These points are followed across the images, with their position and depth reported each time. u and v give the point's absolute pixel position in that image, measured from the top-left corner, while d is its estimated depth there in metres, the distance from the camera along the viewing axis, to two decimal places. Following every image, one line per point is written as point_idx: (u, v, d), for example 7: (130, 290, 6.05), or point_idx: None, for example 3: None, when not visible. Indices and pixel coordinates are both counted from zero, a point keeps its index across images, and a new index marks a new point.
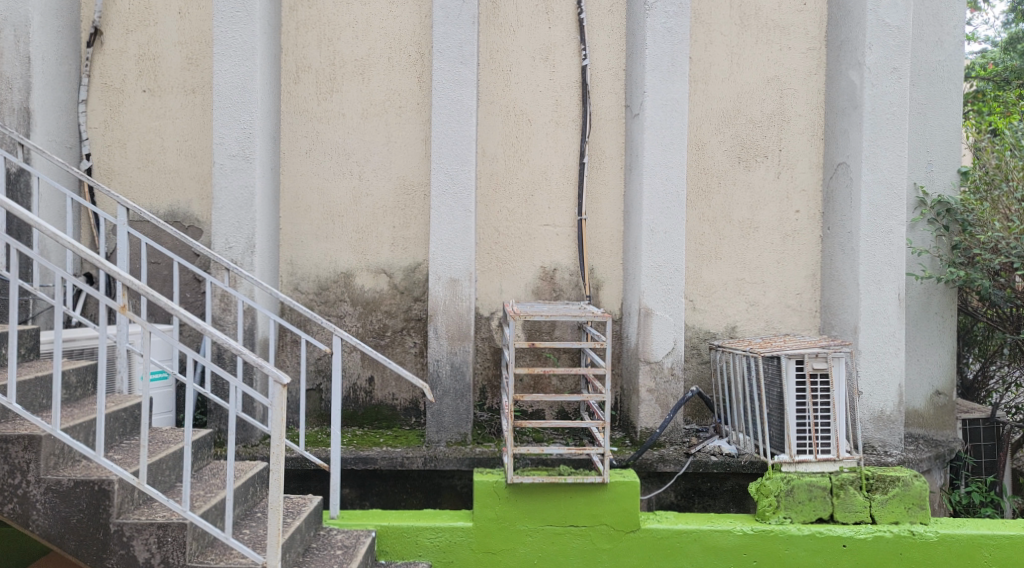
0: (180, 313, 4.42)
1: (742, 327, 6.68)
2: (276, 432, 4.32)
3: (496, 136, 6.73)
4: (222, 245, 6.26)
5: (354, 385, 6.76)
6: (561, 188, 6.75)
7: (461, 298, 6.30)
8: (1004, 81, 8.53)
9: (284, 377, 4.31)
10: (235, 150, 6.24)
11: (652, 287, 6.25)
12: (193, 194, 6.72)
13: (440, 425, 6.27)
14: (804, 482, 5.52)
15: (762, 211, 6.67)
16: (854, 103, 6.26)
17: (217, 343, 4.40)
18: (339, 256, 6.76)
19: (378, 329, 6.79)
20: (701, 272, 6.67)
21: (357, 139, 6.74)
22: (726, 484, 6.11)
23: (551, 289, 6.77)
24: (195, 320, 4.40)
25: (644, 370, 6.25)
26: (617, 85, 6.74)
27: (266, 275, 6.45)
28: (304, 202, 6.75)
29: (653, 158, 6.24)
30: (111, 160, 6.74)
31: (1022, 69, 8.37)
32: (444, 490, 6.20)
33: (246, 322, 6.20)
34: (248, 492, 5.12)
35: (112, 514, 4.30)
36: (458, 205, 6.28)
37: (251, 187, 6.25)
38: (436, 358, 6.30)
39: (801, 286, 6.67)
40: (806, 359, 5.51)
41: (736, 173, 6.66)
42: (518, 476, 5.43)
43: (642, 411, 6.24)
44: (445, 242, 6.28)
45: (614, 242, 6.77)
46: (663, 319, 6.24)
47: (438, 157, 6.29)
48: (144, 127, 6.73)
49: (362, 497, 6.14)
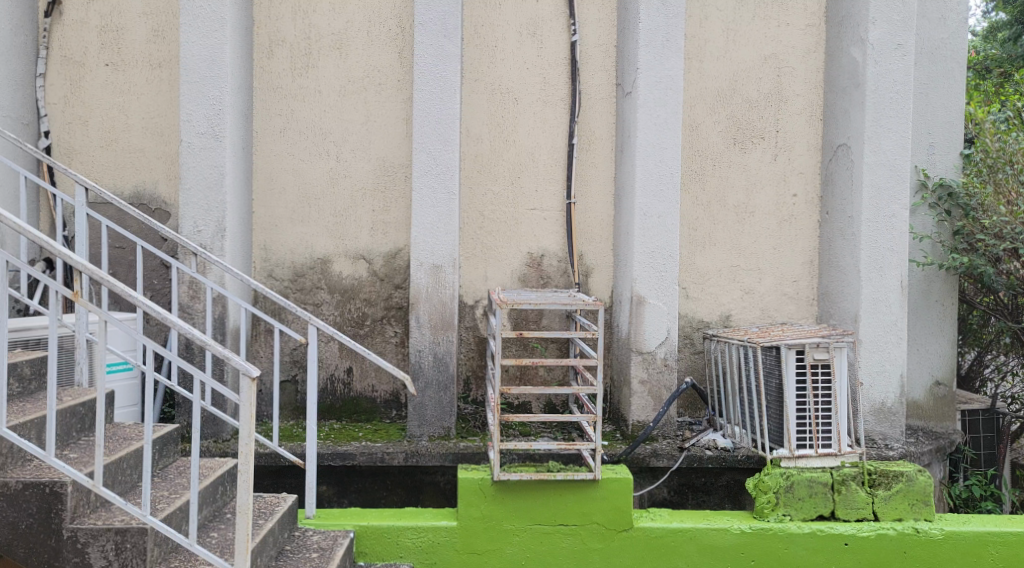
0: (140, 302, 4.05)
1: (737, 316, 6.45)
2: (245, 430, 3.97)
3: (481, 116, 6.41)
4: (191, 229, 5.90)
5: (331, 377, 6.44)
6: (549, 170, 6.45)
7: (444, 285, 5.97)
8: (985, 70, 8.27)
9: (254, 370, 3.95)
10: (204, 128, 5.88)
11: (644, 275, 5.95)
12: (159, 174, 6.35)
13: (422, 419, 5.96)
14: (804, 478, 5.25)
15: (758, 195, 6.42)
16: (856, 81, 5.98)
17: (181, 333, 4.04)
18: (316, 241, 6.43)
19: (357, 318, 6.47)
20: (694, 258, 6.43)
21: (334, 119, 6.40)
22: (721, 480, 5.83)
23: (537, 277, 6.48)
24: (158, 309, 4.05)
25: (635, 361, 5.96)
26: (607, 62, 6.44)
27: (238, 262, 6.11)
28: (279, 184, 6.41)
29: (646, 138, 5.94)
30: (71, 138, 6.36)
31: (1002, 58, 8.10)
32: (426, 487, 5.88)
33: (216, 311, 5.85)
34: (217, 492, 4.81)
35: (64, 519, 3.95)
36: (441, 187, 5.96)
37: (222, 168, 5.89)
38: (417, 349, 5.99)
39: (798, 274, 6.44)
40: (806, 350, 5.25)
41: (730, 156, 6.40)
42: (504, 473, 5.15)
43: (634, 404, 5.95)
44: (427, 226, 5.96)
45: (604, 227, 6.48)
46: (656, 308, 5.95)
47: (419, 136, 5.96)
48: (107, 104, 6.36)
49: (340, 494, 5.83)
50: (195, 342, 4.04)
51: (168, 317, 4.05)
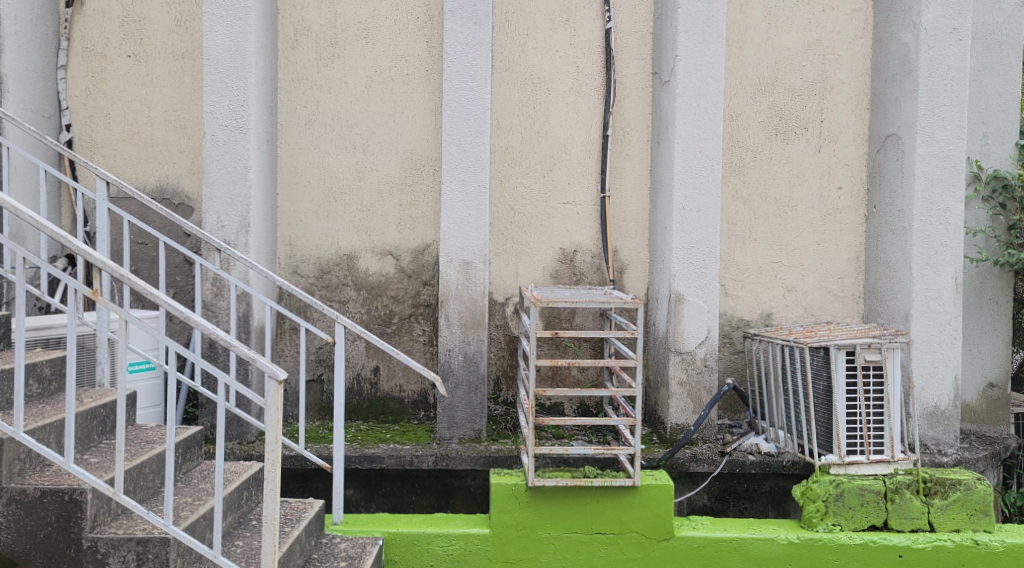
0: (161, 300, 3.85)
1: (778, 314, 6.20)
2: (272, 436, 3.75)
3: (512, 106, 6.19)
4: (214, 224, 5.71)
5: (358, 376, 6.24)
6: (582, 163, 6.21)
7: (475, 283, 5.75)
8: None
9: (282, 373, 3.73)
10: (227, 120, 5.69)
11: (683, 272, 5.70)
12: (182, 168, 6.18)
13: (452, 421, 5.74)
14: (855, 486, 4.99)
15: (801, 188, 6.17)
16: (907, 68, 5.70)
17: (204, 333, 3.84)
18: (342, 237, 6.23)
19: (384, 316, 6.27)
20: (734, 254, 6.19)
21: (361, 110, 6.20)
22: (764, 486, 5.60)
23: (570, 273, 6.25)
24: (180, 308, 3.85)
25: (674, 362, 5.71)
26: (643, 51, 6.19)
27: (262, 258, 5.92)
28: (304, 177, 6.21)
29: (686, 129, 5.68)
30: (93, 132, 6.20)
31: None
32: (457, 492, 5.69)
33: (239, 309, 5.65)
34: (242, 498, 4.62)
35: (84, 528, 3.77)
36: (471, 180, 5.74)
37: (246, 161, 5.70)
38: (447, 349, 5.75)
39: (842, 270, 6.19)
40: (857, 350, 5.02)
41: (772, 147, 6.15)
42: (539, 479, 4.93)
43: (672, 406, 5.70)
44: (457, 221, 5.73)
45: (640, 221, 6.24)
46: (696, 306, 5.69)
47: (449, 128, 5.74)
48: (129, 96, 6.19)
49: (368, 499, 5.65)
50: (218, 343, 3.83)
51: (190, 315, 3.85)
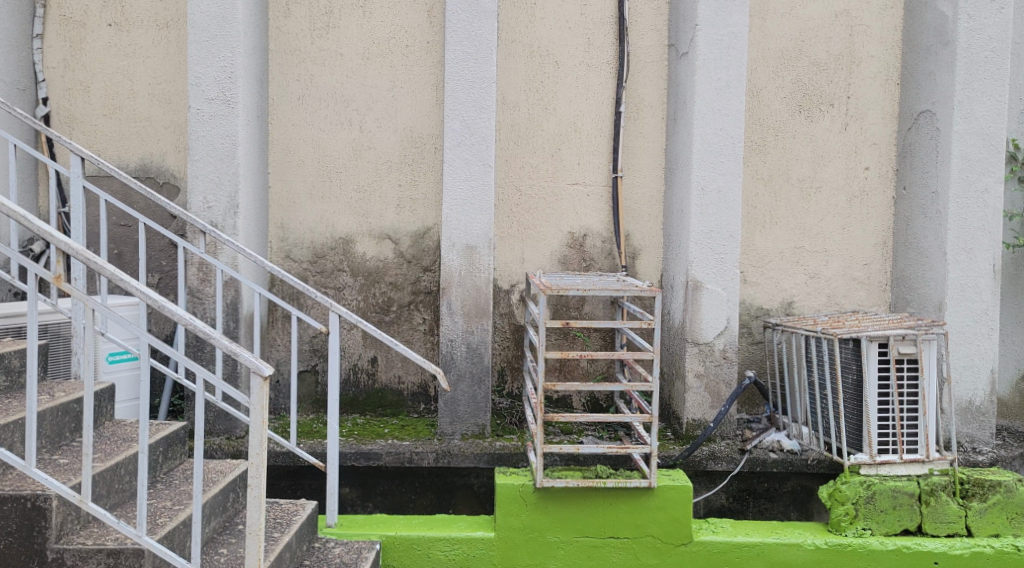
0: (132, 286, 3.45)
1: (800, 303, 5.87)
2: (254, 439, 3.36)
3: (518, 81, 5.81)
4: (200, 204, 5.34)
5: (354, 367, 5.89)
6: (593, 141, 5.85)
7: (479, 269, 5.38)
8: None
9: (267, 368, 3.33)
10: (214, 93, 5.30)
11: (701, 257, 5.34)
12: (167, 145, 5.81)
13: (454, 416, 5.39)
14: (887, 488, 4.67)
15: (825, 168, 5.83)
16: (944, 39, 5.33)
17: (180, 323, 3.45)
18: (337, 219, 5.87)
19: (382, 303, 5.91)
20: (754, 238, 5.85)
21: (357, 84, 5.83)
22: (785, 486, 5.25)
23: (580, 259, 5.89)
24: (154, 295, 3.45)
25: (690, 353, 5.35)
26: (658, 21, 5.81)
27: (253, 242, 5.56)
28: (297, 156, 5.84)
29: (705, 104, 5.31)
30: (72, 106, 5.82)
31: None
32: (460, 490, 5.34)
33: (227, 296, 5.28)
34: (228, 500, 4.28)
35: (49, 539, 3.42)
36: (475, 158, 5.37)
37: (234, 137, 5.32)
38: (449, 338, 5.39)
39: (869, 256, 5.85)
40: (890, 342, 4.66)
41: (796, 125, 5.82)
42: (548, 479, 4.59)
43: (688, 400, 5.35)
44: (460, 202, 5.37)
45: (653, 204, 5.88)
46: (715, 294, 5.33)
47: (452, 102, 5.37)
48: (110, 68, 5.81)
49: (364, 498, 5.31)
50: (196, 333, 3.44)
51: (165, 303, 3.45)
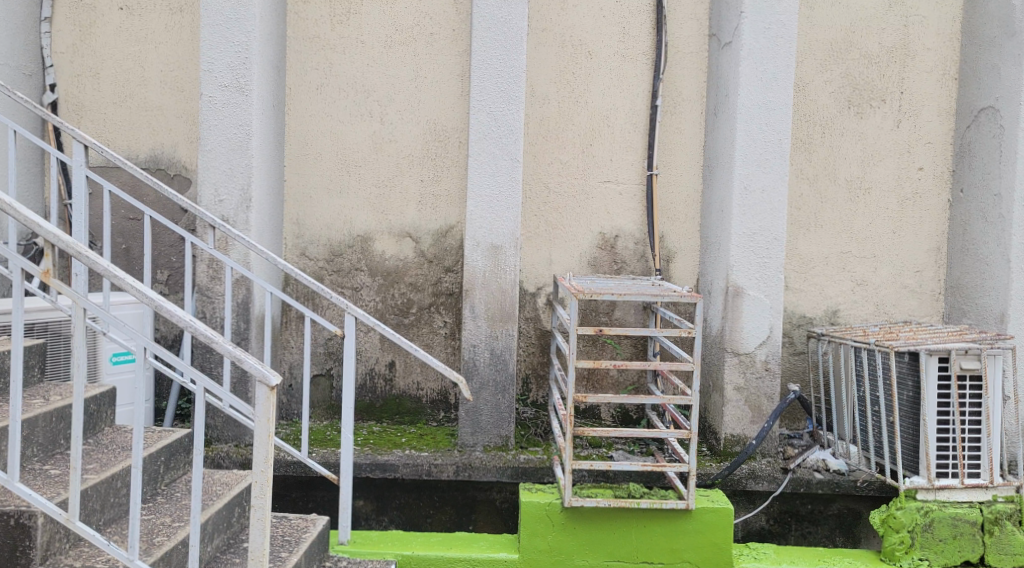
0: (127, 284, 3.09)
1: (845, 312, 5.51)
2: (260, 456, 3.04)
3: (548, 72, 5.48)
4: (211, 197, 5.02)
5: (371, 372, 5.58)
6: (627, 137, 5.51)
7: (504, 270, 5.05)
8: None
9: (275, 377, 3.01)
10: (228, 80, 4.98)
11: (743, 262, 4.98)
12: (179, 135, 5.52)
13: (475, 426, 5.05)
14: (947, 515, 4.35)
15: (875, 168, 5.47)
16: (1009, 30, 4.97)
17: (177, 324, 3.08)
18: (356, 216, 5.56)
19: (401, 306, 5.60)
20: (797, 242, 5.49)
21: (378, 73, 5.51)
22: (831, 508, 4.91)
23: (611, 261, 5.54)
24: (151, 294, 3.08)
25: (730, 364, 4.99)
26: (698, 9, 5.46)
27: (266, 238, 5.25)
28: (314, 149, 5.54)
29: (750, 97, 4.95)
30: (81, 93, 5.53)
31: None
32: (481, 506, 5.02)
33: (237, 296, 4.96)
34: (233, 515, 3.97)
35: (33, 560, 3.12)
36: (503, 153, 5.04)
37: (248, 127, 4.99)
38: (472, 344, 5.06)
39: (921, 263, 5.49)
40: (952, 357, 4.30)
41: (844, 122, 5.46)
42: (577, 498, 4.26)
43: (727, 414, 4.99)
44: (487, 198, 5.04)
45: (691, 204, 5.52)
46: (757, 301, 4.98)
47: (479, 92, 5.04)
48: (120, 53, 5.52)
49: (380, 512, 4.99)
50: (197, 337, 3.07)
51: (163, 304, 3.09)
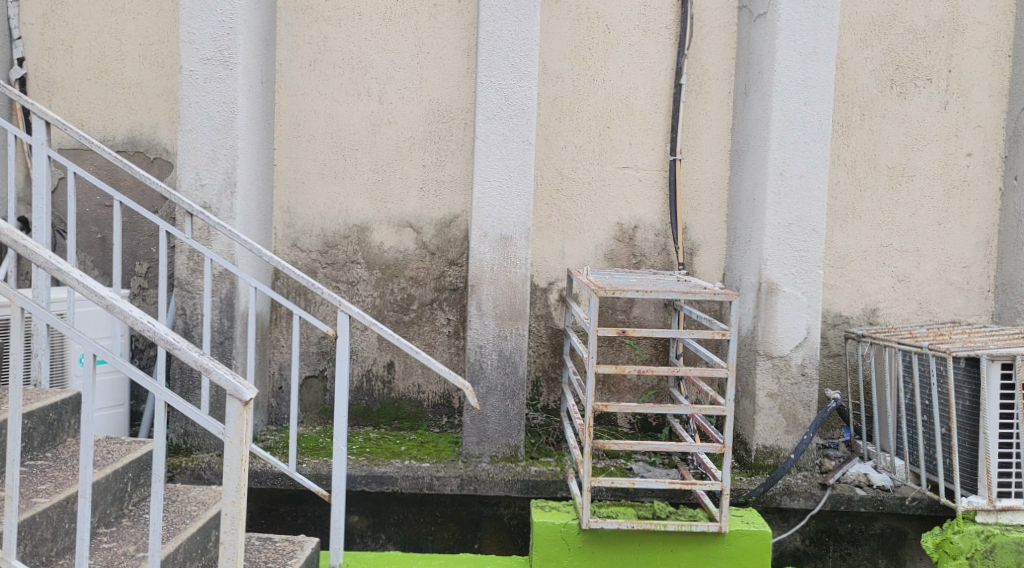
0: (72, 278, 2.62)
1: (886, 310, 5.04)
2: (231, 485, 2.57)
3: (562, 47, 5.00)
4: (192, 182, 4.56)
5: (368, 374, 5.12)
6: (649, 119, 5.04)
7: (514, 264, 4.59)
8: None
9: (250, 392, 2.53)
10: (210, 52, 4.51)
11: (778, 255, 4.52)
12: (159, 114, 5.05)
13: (482, 435, 4.60)
14: (1011, 541, 3.95)
15: (920, 154, 5.01)
16: None
17: (132, 327, 2.60)
18: (352, 203, 5.09)
19: (400, 302, 5.14)
20: (834, 234, 5.02)
21: (377, 48, 5.04)
22: (873, 527, 4.44)
23: (629, 254, 5.08)
24: (102, 292, 2.61)
25: (762, 368, 4.54)
26: None
27: (253, 228, 4.79)
28: (306, 131, 5.07)
29: (787, 74, 4.48)
30: (52, 68, 5.06)
31: None
32: (487, 523, 4.57)
33: (219, 291, 4.50)
34: (209, 540, 3.51)
35: None
36: (514, 134, 4.57)
37: (233, 105, 4.53)
38: (478, 344, 4.59)
39: (969, 258, 5.03)
40: (1017, 364, 3.85)
41: (887, 103, 4.98)
42: (597, 520, 3.81)
43: (759, 424, 4.54)
44: (496, 184, 4.58)
45: (717, 192, 5.06)
46: (793, 299, 4.52)
47: (487, 67, 4.57)
48: (96, 25, 5.05)
49: (376, 529, 4.54)
50: (157, 342, 2.60)
51: (116, 302, 2.61)
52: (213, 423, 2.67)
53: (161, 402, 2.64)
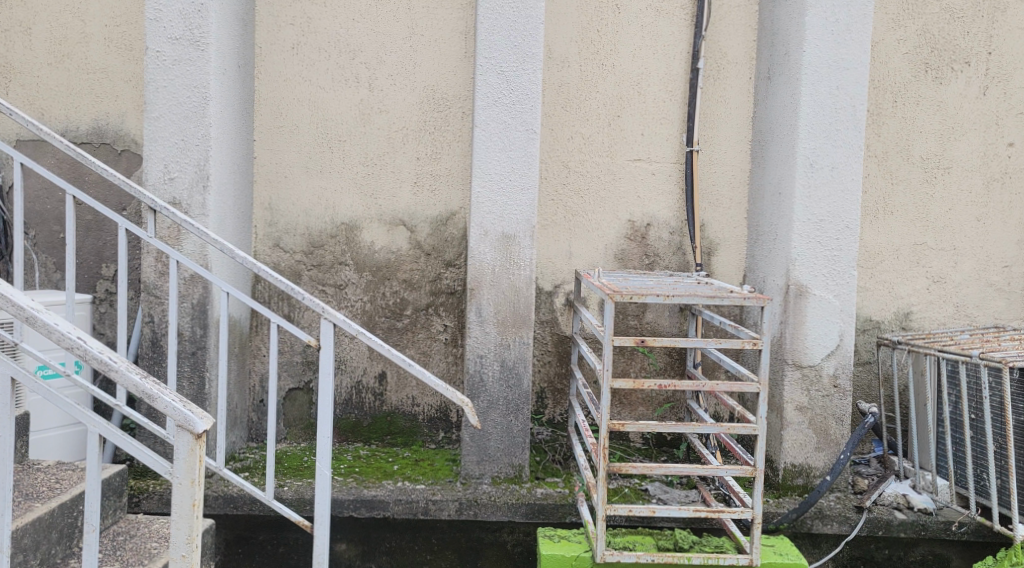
0: None
1: (920, 314, 4.63)
2: (181, 536, 2.49)
3: (568, 28, 4.58)
4: (160, 175, 4.14)
5: (358, 385, 4.69)
6: (662, 106, 4.62)
7: (518, 265, 4.17)
8: None
9: (203, 423, 2.45)
10: (180, 32, 4.08)
11: (807, 255, 4.12)
12: (127, 102, 4.62)
13: (482, 454, 4.18)
14: None
15: (957, 144, 4.60)
16: None
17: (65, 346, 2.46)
18: (339, 200, 4.67)
19: (393, 307, 4.71)
20: (864, 231, 4.61)
21: (366, 30, 4.62)
22: (913, 554, 4.04)
23: (641, 254, 4.66)
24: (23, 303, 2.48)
25: (790, 379, 4.13)
26: None
27: (230, 227, 4.36)
28: (288, 120, 4.65)
29: (818, 55, 4.07)
30: (10, 52, 4.63)
31: None
32: (488, 550, 4.14)
33: (191, 296, 4.07)
34: None
35: None
36: (516, 122, 4.15)
37: (206, 90, 4.10)
38: (478, 354, 4.17)
39: (1009, 257, 4.63)
40: None
41: (921, 89, 4.58)
42: (612, 552, 3.41)
43: (786, 440, 4.13)
44: (496, 178, 4.16)
45: (737, 187, 4.64)
46: (825, 303, 4.11)
47: (487, 48, 4.15)
48: (57, 4, 4.61)
49: (365, 558, 4.12)
50: (92, 362, 2.47)
51: (37, 314, 2.50)
52: (154, 459, 2.57)
53: (96, 432, 2.50)
